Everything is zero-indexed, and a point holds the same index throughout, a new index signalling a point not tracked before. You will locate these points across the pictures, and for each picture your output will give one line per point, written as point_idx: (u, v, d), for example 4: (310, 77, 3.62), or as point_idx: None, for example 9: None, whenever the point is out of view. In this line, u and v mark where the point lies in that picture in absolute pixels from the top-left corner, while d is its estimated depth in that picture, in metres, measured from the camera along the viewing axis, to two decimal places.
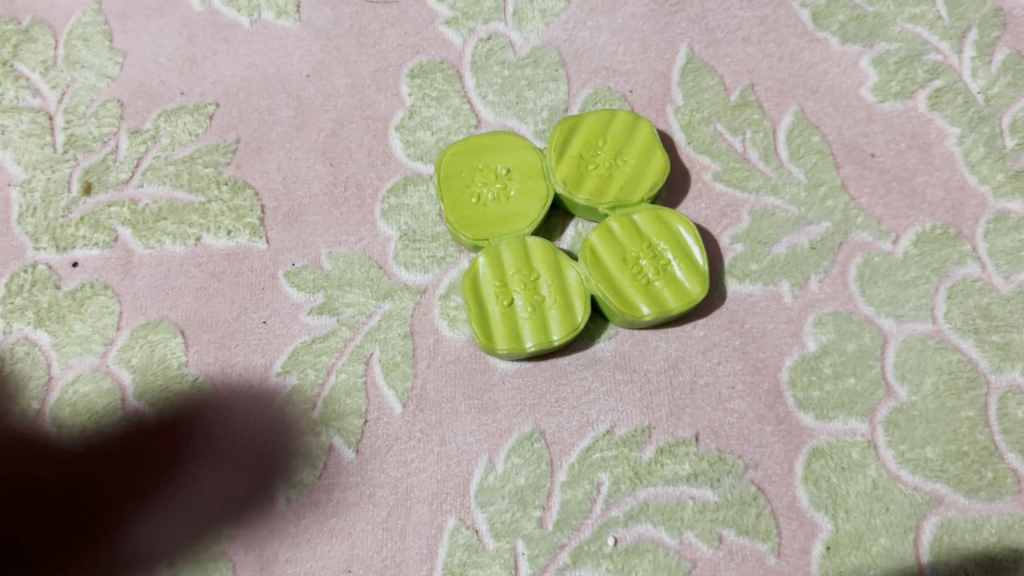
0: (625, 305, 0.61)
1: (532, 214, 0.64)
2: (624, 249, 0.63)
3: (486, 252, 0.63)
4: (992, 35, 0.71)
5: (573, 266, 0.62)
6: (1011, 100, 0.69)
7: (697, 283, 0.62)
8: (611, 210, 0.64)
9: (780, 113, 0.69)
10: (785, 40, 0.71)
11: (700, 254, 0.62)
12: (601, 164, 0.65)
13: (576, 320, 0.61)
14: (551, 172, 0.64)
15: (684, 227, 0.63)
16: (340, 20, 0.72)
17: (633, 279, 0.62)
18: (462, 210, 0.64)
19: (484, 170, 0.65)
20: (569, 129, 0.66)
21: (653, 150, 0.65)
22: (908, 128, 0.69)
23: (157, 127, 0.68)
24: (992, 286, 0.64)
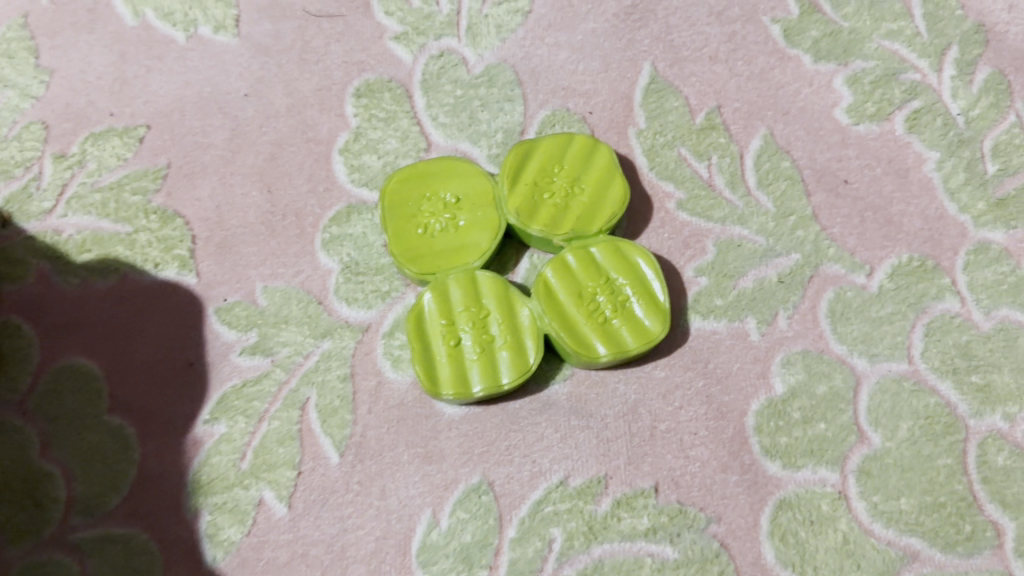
0: (580, 345, 0.57)
1: (483, 246, 0.59)
2: (581, 284, 0.58)
3: (432, 288, 0.58)
4: (973, 53, 0.67)
5: (525, 302, 0.58)
6: (992, 122, 0.65)
7: (658, 321, 0.57)
8: (568, 242, 0.60)
9: (748, 137, 0.65)
10: (755, 58, 0.67)
11: (661, 290, 0.58)
12: (557, 192, 0.61)
13: (527, 362, 0.56)
14: (504, 201, 0.60)
15: (644, 261, 0.59)
16: (282, 34, 0.67)
17: (589, 317, 0.58)
18: (407, 241, 0.59)
19: (432, 198, 0.61)
20: (525, 154, 0.62)
21: (612, 177, 0.61)
22: (885, 151, 0.65)
23: (83, 150, 0.64)
24: (972, 323, 0.60)
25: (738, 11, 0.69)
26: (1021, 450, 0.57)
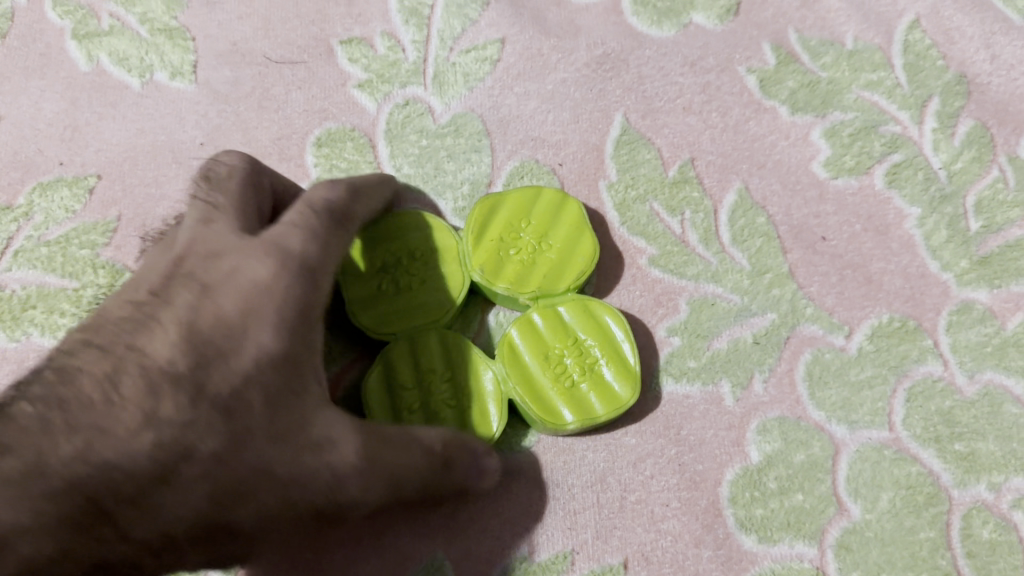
0: (545, 411, 0.54)
1: (445, 304, 0.57)
2: (548, 345, 0.56)
3: (391, 349, 0.56)
4: (954, 105, 0.65)
5: (488, 365, 0.55)
6: (974, 177, 0.63)
7: (628, 385, 0.55)
8: (535, 300, 0.57)
9: (722, 191, 0.63)
10: (729, 110, 0.65)
11: (631, 352, 0.55)
12: (524, 248, 0.58)
13: (490, 429, 0.54)
14: (467, 257, 0.58)
15: (614, 321, 0.56)
16: (241, 81, 0.65)
17: (555, 380, 0.55)
18: (366, 301, 0.57)
19: (393, 254, 0.58)
20: (490, 206, 0.59)
21: (582, 232, 0.59)
22: (864, 208, 0.63)
23: (31, 202, 0.62)
24: (956, 388, 0.57)
25: (713, 61, 0.67)
26: (1008, 523, 0.54)
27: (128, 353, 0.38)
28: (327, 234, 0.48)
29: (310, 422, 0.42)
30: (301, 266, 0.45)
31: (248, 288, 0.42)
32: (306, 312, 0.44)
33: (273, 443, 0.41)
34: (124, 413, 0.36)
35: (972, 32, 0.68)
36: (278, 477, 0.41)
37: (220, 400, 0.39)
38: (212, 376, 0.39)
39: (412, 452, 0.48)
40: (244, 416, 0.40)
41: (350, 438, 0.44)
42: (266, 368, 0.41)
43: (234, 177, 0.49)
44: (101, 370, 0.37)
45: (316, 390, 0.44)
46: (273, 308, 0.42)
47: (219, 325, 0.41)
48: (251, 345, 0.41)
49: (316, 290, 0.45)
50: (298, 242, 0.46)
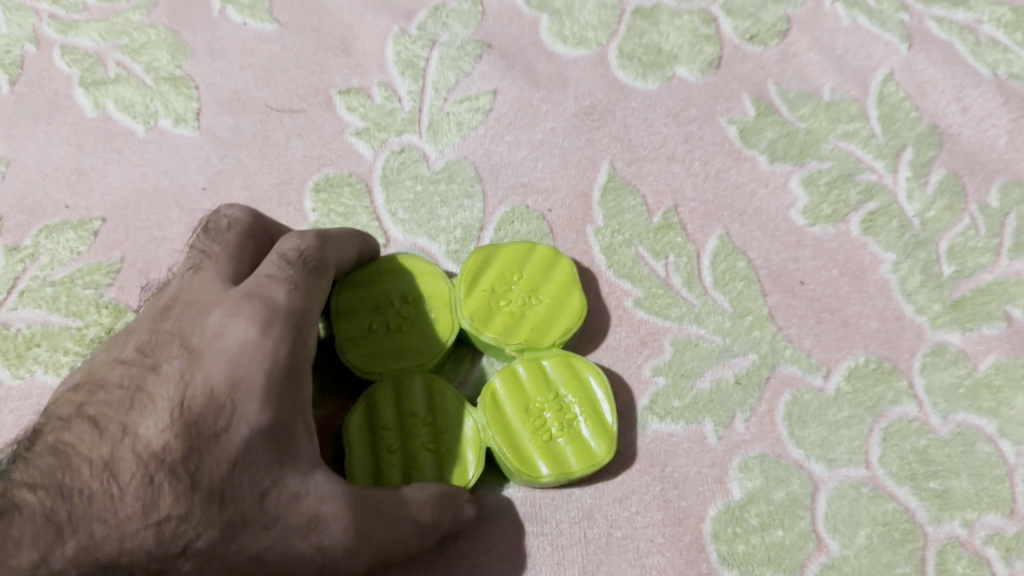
0: (522, 461, 0.55)
1: (431, 349, 0.59)
2: (529, 397, 0.57)
3: (376, 392, 0.57)
4: (928, 154, 0.68)
5: (469, 412, 0.56)
6: (947, 224, 0.66)
7: (604, 444, 0.56)
8: (520, 352, 0.59)
9: (705, 237, 0.65)
10: (711, 159, 0.68)
11: (609, 411, 0.57)
12: (514, 301, 0.60)
13: (466, 477, 0.55)
14: (458, 305, 0.60)
15: (595, 379, 0.58)
16: (243, 128, 0.68)
17: (534, 432, 0.57)
18: (355, 341, 0.58)
19: (387, 297, 0.60)
20: (485, 258, 0.62)
21: (571, 292, 0.61)
22: (841, 253, 0.65)
23: (36, 243, 0.64)
24: (930, 427, 0.60)
25: (696, 112, 0.70)
26: (981, 558, 0.56)
27: (126, 436, 0.44)
28: (310, 288, 0.52)
29: (296, 488, 0.46)
30: (287, 328, 0.49)
31: (230, 355, 0.47)
32: (292, 371, 0.48)
33: (261, 516, 0.45)
34: (122, 501, 0.42)
35: (944, 86, 0.71)
36: (268, 555, 0.45)
37: (207, 476, 0.44)
38: (198, 453, 0.44)
39: (404, 510, 0.50)
40: (233, 492, 0.45)
41: (341, 501, 0.47)
42: (253, 442, 0.45)
43: (233, 230, 0.55)
44: (103, 455, 0.43)
45: (307, 451, 0.48)
46: (258, 375, 0.46)
47: (203, 399, 0.45)
48: (233, 416, 0.45)
49: (300, 348, 0.49)
50: (281, 300, 0.50)
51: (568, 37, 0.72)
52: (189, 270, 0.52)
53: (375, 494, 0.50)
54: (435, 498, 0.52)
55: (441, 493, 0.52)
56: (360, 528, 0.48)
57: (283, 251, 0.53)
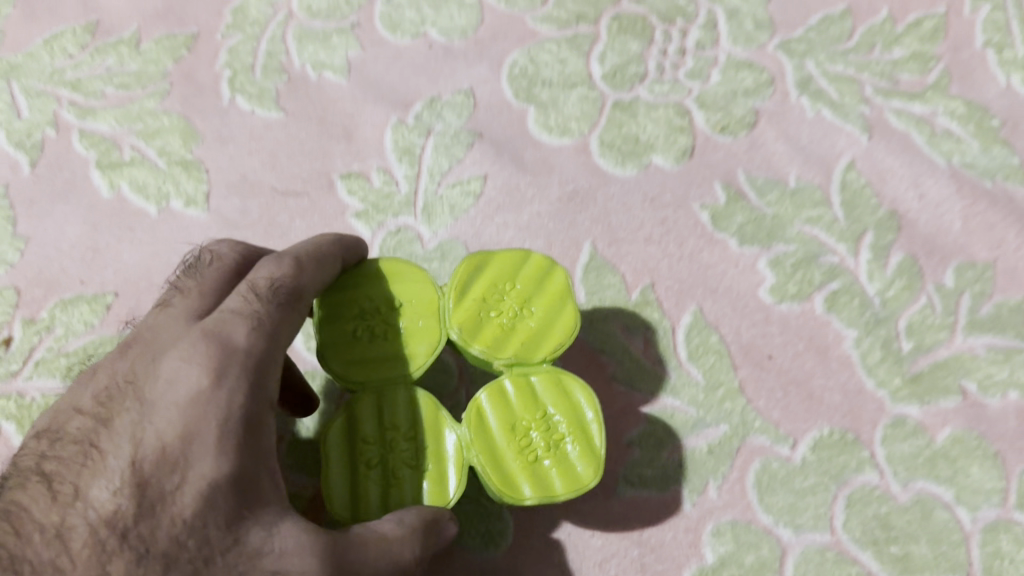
0: (505, 482, 0.58)
1: (418, 357, 0.61)
2: (516, 415, 0.60)
3: (358, 403, 0.60)
4: (886, 238, 0.74)
5: (454, 429, 0.60)
6: (905, 303, 0.71)
7: (589, 467, 0.59)
8: (508, 366, 0.61)
9: (679, 313, 0.71)
10: (685, 240, 0.74)
11: (596, 434, 0.60)
12: (504, 312, 0.62)
13: (446, 494, 0.59)
14: (448, 315, 0.62)
15: (583, 400, 0.61)
16: (249, 210, 0.73)
17: (519, 451, 0.59)
18: (338, 349, 0.61)
19: (374, 303, 0.62)
20: (479, 265, 0.64)
21: (563, 303, 0.62)
22: (805, 329, 0.70)
23: (52, 316, 0.69)
24: (891, 494, 0.65)
25: (670, 197, 0.76)
26: None
27: (82, 503, 0.50)
28: (276, 326, 0.55)
29: (257, 543, 0.50)
30: (241, 372, 0.52)
31: (181, 410, 0.51)
32: (247, 420, 0.52)
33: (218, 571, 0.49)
34: (74, 570, 0.48)
35: (903, 173, 0.77)
36: None
37: (160, 537, 0.49)
38: (150, 515, 0.49)
39: (384, 551, 0.52)
40: (187, 554, 0.49)
41: (306, 555, 0.50)
42: (205, 495, 0.49)
43: (212, 262, 0.59)
44: (58, 524, 0.49)
45: (269, 499, 0.51)
46: (208, 430, 0.50)
47: (153, 457, 0.50)
48: (184, 473, 0.50)
49: (256, 394, 0.52)
50: (239, 345, 0.53)
51: (552, 128, 0.78)
52: (161, 307, 0.57)
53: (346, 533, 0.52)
54: (416, 535, 0.54)
55: (424, 528, 0.54)
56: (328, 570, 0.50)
57: (253, 282, 0.56)
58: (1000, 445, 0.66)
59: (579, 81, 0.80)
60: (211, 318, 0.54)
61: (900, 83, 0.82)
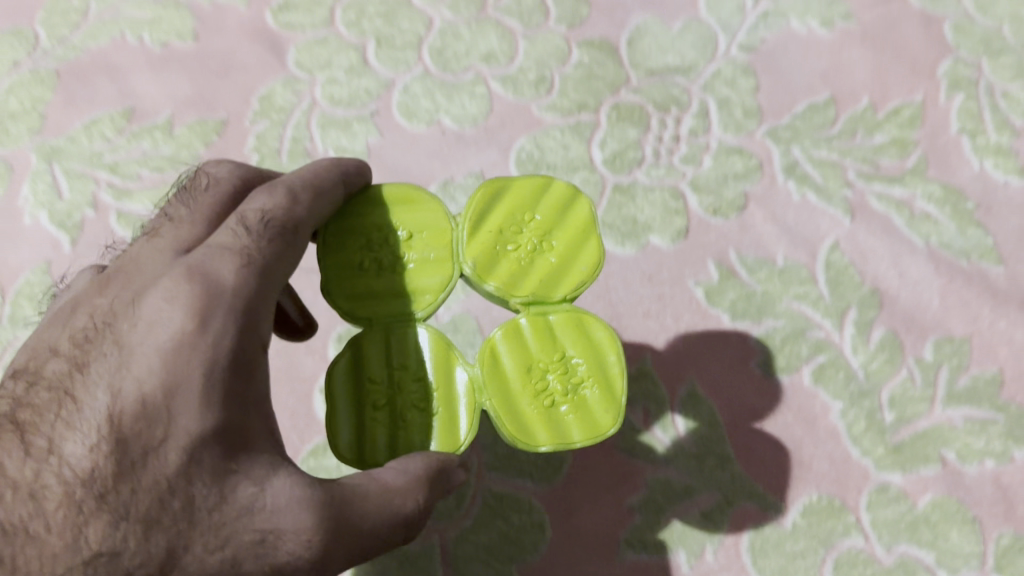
0: (520, 428, 0.57)
1: (428, 291, 0.59)
2: (532, 357, 0.59)
3: (364, 339, 0.58)
4: (869, 314, 0.80)
5: (466, 367, 0.58)
6: (888, 375, 0.77)
7: (607, 412, 0.57)
8: (525, 305, 0.60)
9: (676, 383, 0.78)
10: (681, 315, 0.81)
11: (617, 379, 0.58)
12: (522, 247, 0.61)
13: (457, 439, 0.57)
14: (462, 248, 0.60)
15: (604, 342, 0.59)
16: None
17: (535, 393, 0.58)
18: (343, 283, 0.59)
19: (383, 235, 0.60)
20: (496, 196, 0.62)
21: (586, 239, 0.61)
22: (795, 400, 0.77)
23: None
24: (875, 557, 0.72)
25: (667, 275, 0.83)
26: None
27: (59, 459, 0.51)
28: (269, 264, 0.54)
29: (246, 499, 0.50)
30: (228, 313, 0.52)
31: (161, 358, 0.50)
32: (232, 367, 0.51)
33: (207, 524, 0.50)
34: (49, 536, 0.50)
35: (883, 254, 0.83)
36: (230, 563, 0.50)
37: (141, 493, 0.50)
38: (130, 469, 0.50)
39: (386, 503, 0.53)
40: (170, 513, 0.50)
41: (298, 513, 0.51)
42: (190, 446, 0.50)
43: (207, 192, 0.60)
44: (37, 481, 0.51)
45: (259, 449, 0.52)
46: (192, 375, 0.50)
47: (132, 407, 0.50)
48: (165, 425, 0.50)
49: (244, 335, 0.52)
50: (225, 287, 0.52)
51: None
52: (148, 240, 0.57)
53: (342, 483, 0.53)
54: (421, 483, 0.53)
55: (429, 480, 0.53)
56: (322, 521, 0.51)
57: (243, 216, 0.56)
58: (978, 510, 0.73)
59: (581, 165, 0.89)
60: (198, 254, 0.54)
61: (881, 168, 0.88)
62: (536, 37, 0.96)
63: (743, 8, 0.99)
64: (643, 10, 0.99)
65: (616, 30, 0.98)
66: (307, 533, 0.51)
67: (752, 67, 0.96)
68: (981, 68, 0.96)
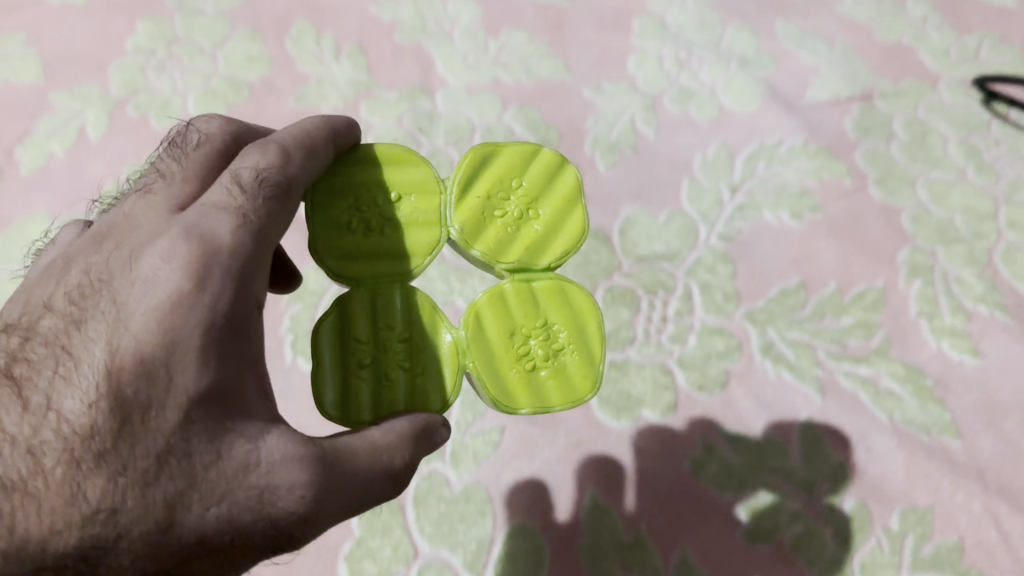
0: (506, 393, 0.68)
1: (417, 255, 0.69)
2: (515, 325, 0.70)
3: (354, 301, 0.68)
4: (841, 487, 0.92)
5: (450, 330, 0.69)
6: (858, 544, 0.89)
7: (580, 374, 0.70)
8: (508, 272, 0.72)
9: (669, 551, 0.89)
10: (671, 486, 0.92)
11: (591, 351, 0.71)
12: (507, 219, 0.72)
13: (443, 394, 0.68)
14: (452, 217, 0.71)
15: (580, 315, 0.71)
16: None
17: (517, 356, 0.69)
18: (336, 240, 0.68)
19: (372, 194, 0.70)
20: (481, 168, 0.73)
21: (566, 212, 0.74)
22: (777, 566, 0.88)
23: None
24: None
25: (659, 447, 0.94)
26: None
27: (57, 416, 0.55)
28: (263, 224, 0.60)
29: (242, 455, 0.55)
30: (226, 272, 0.57)
31: (159, 316, 0.55)
32: (228, 323, 0.56)
33: (203, 478, 0.55)
34: (50, 488, 0.54)
35: (852, 432, 0.95)
36: (227, 517, 0.55)
37: (139, 451, 0.54)
38: (128, 427, 0.54)
39: (376, 460, 0.60)
40: (168, 468, 0.54)
41: (292, 470, 0.56)
42: (188, 404, 0.55)
43: (197, 150, 0.67)
44: (31, 438, 0.55)
45: (251, 410, 0.57)
46: (191, 333, 0.55)
47: (128, 364, 0.54)
48: (164, 384, 0.54)
49: (240, 292, 0.57)
50: (223, 245, 0.57)
51: None
52: (143, 197, 0.64)
53: (334, 445, 0.59)
54: (403, 443, 0.62)
55: (416, 438, 0.62)
56: (314, 477, 0.56)
57: (237, 175, 0.61)
58: None
59: None
60: (195, 216, 0.59)
61: (848, 348, 1.00)
62: None
63: (720, 202, 1.13)
64: (633, 202, 1.13)
65: (609, 219, 1.11)
66: (303, 487, 0.56)
67: (730, 255, 1.08)
68: (936, 256, 1.08)
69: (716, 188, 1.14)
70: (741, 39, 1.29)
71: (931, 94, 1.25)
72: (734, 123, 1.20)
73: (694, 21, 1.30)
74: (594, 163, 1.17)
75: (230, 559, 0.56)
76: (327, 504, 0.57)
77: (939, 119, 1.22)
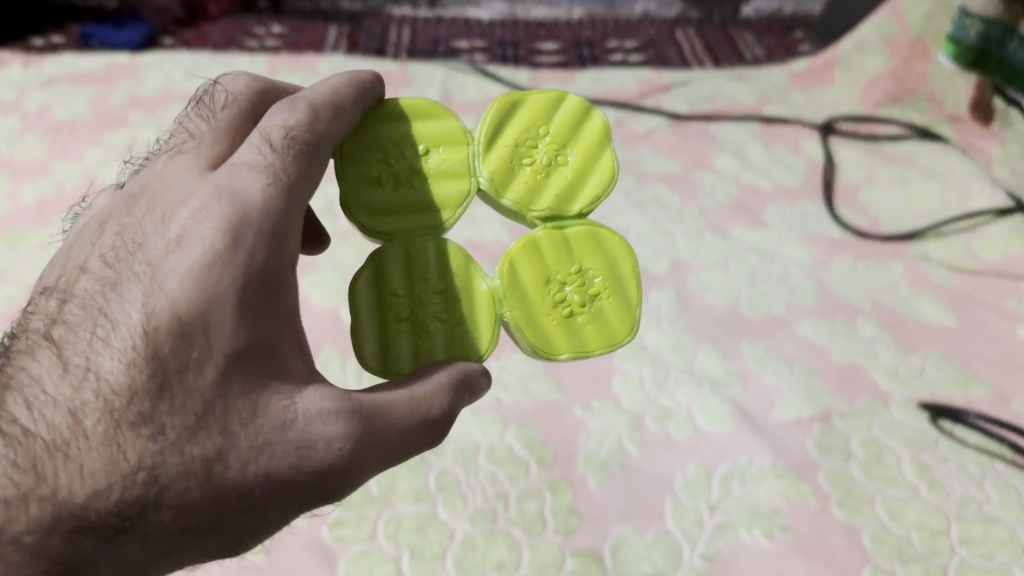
0: (554, 343, 0.97)
1: (448, 211, 0.96)
2: (551, 273, 0.98)
3: (392, 258, 0.95)
4: None
5: (484, 281, 0.97)
6: None
7: (612, 312, 0.99)
8: (539, 218, 1.00)
9: None
10: None
11: (619, 298, 1.00)
12: (537, 169, 1.01)
13: (476, 339, 0.95)
14: (482, 169, 0.99)
15: (608, 259, 1.00)
16: None
17: (555, 301, 0.97)
18: (377, 193, 0.95)
19: (404, 154, 0.97)
20: (506, 120, 1.02)
21: (590, 155, 1.03)
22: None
23: None
24: None
25: None
26: None
27: (99, 378, 0.76)
28: (290, 181, 0.82)
29: (281, 409, 0.78)
30: (258, 238, 0.79)
31: (197, 283, 0.76)
32: (257, 277, 0.78)
33: (235, 425, 0.76)
34: (91, 442, 0.74)
35: None
36: (264, 467, 0.76)
37: (177, 403, 0.75)
38: (167, 388, 0.75)
39: (414, 409, 0.85)
40: (204, 416, 0.75)
41: (331, 425, 0.79)
42: (226, 356, 0.76)
43: (226, 114, 0.90)
44: (73, 401, 0.76)
45: (273, 359, 0.79)
46: (223, 297, 0.76)
47: (170, 329, 0.76)
48: (200, 346, 0.76)
49: (269, 251, 0.79)
50: (254, 211, 0.79)
51: None
52: (179, 158, 0.87)
53: (371, 403, 0.82)
54: (443, 393, 0.87)
55: (456, 382, 0.89)
56: (343, 424, 0.79)
57: (269, 141, 0.84)
58: None
59: None
60: (232, 185, 0.81)
61: None
62: (538, 544, 1.23)
63: (700, 520, 1.26)
64: (622, 521, 1.26)
65: (600, 539, 1.24)
66: (336, 438, 0.78)
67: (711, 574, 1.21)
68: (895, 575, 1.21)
69: (696, 507, 1.27)
70: (712, 361, 1.47)
71: (884, 412, 1.41)
72: (710, 442, 1.35)
73: (669, 343, 1.49)
74: (587, 481, 1.30)
75: (266, 506, 0.77)
76: (363, 446, 0.80)
77: (892, 437, 1.37)
